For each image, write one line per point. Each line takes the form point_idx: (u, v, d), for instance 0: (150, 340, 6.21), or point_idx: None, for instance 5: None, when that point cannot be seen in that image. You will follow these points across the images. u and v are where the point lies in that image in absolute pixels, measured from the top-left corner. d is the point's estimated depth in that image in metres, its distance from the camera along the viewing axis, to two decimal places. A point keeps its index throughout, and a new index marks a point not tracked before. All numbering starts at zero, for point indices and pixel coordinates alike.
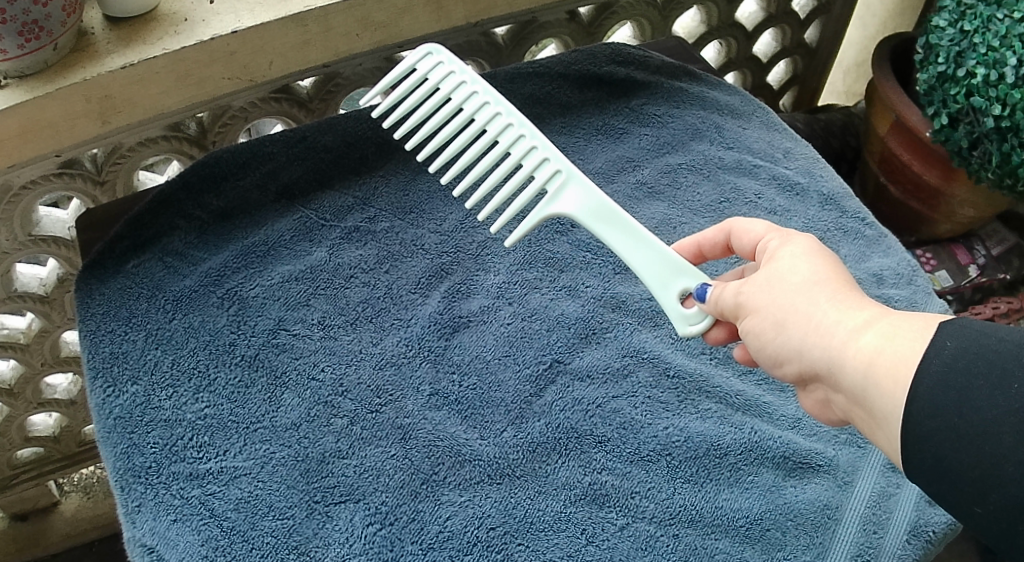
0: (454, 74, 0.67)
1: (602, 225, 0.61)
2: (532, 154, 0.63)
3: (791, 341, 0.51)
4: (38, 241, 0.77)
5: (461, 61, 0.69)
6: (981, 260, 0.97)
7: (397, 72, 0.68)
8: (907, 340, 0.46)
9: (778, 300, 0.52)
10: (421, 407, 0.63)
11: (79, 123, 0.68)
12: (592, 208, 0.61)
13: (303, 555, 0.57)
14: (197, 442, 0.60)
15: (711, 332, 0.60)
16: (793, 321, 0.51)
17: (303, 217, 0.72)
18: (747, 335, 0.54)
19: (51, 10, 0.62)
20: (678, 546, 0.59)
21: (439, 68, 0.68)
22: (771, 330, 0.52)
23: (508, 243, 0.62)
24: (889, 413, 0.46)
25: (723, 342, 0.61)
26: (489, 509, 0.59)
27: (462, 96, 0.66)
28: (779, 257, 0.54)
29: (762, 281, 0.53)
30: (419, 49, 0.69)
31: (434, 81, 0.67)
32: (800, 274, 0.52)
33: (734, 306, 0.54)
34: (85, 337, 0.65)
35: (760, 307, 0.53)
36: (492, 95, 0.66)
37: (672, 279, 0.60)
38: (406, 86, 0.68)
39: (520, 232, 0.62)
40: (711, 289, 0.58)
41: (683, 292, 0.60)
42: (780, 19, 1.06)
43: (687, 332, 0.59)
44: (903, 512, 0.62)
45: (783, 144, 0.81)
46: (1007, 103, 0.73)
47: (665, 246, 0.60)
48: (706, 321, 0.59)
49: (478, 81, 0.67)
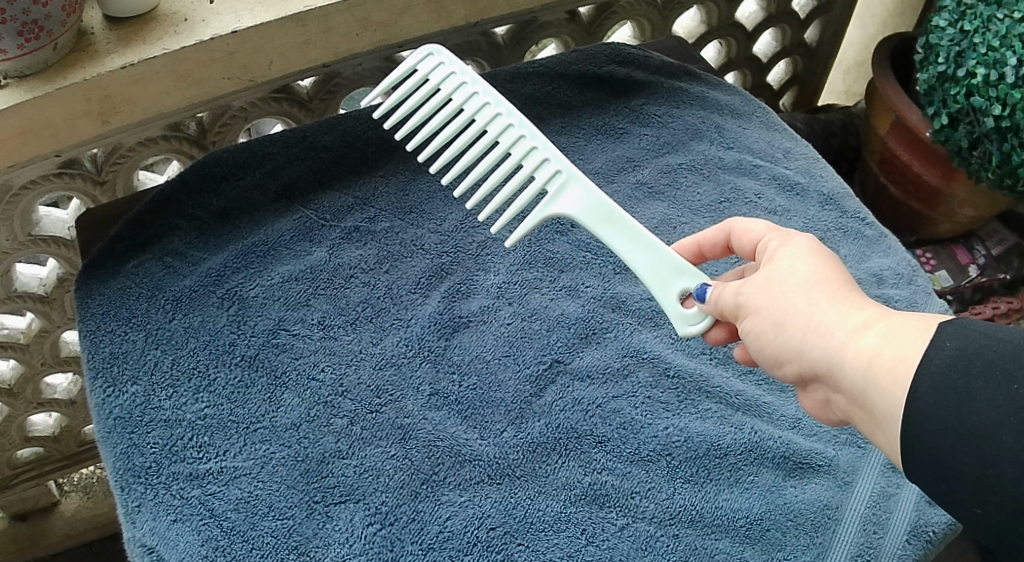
0: (454, 74, 0.67)
1: (602, 226, 0.61)
2: (532, 154, 0.63)
3: (791, 342, 0.51)
4: (38, 241, 0.77)
5: (461, 62, 0.69)
6: (981, 260, 0.97)
7: (398, 72, 0.68)
8: (907, 340, 0.46)
9: (778, 301, 0.52)
10: (421, 407, 0.63)
11: (78, 123, 0.68)
12: (592, 208, 0.61)
13: (303, 555, 0.57)
14: (197, 442, 0.60)
15: (711, 333, 0.60)
16: (793, 321, 0.51)
17: (303, 217, 0.72)
18: (747, 336, 0.54)
19: (51, 10, 0.62)
20: (678, 546, 0.59)
21: (439, 68, 0.68)
22: (771, 331, 0.52)
23: (509, 244, 0.62)
24: (889, 413, 0.46)
25: (723, 342, 0.61)
26: (489, 509, 0.59)
27: (462, 96, 0.66)
28: (778, 257, 0.54)
29: (761, 281, 0.53)
30: (420, 50, 0.69)
31: (434, 81, 0.67)
32: (800, 274, 0.52)
33: (734, 306, 0.54)
34: (85, 337, 0.65)
35: (760, 308, 0.53)
36: (492, 95, 0.66)
37: (672, 278, 0.60)
38: (407, 87, 0.68)
39: (520, 232, 0.62)
40: (711, 290, 0.58)
41: (683, 293, 0.60)
42: (779, 19, 1.06)
43: (687, 332, 0.59)
44: (903, 512, 0.62)
45: (783, 144, 0.81)
46: (1007, 103, 0.73)
47: (665, 246, 0.60)
48: (706, 321, 0.59)
49: (479, 81, 0.67)
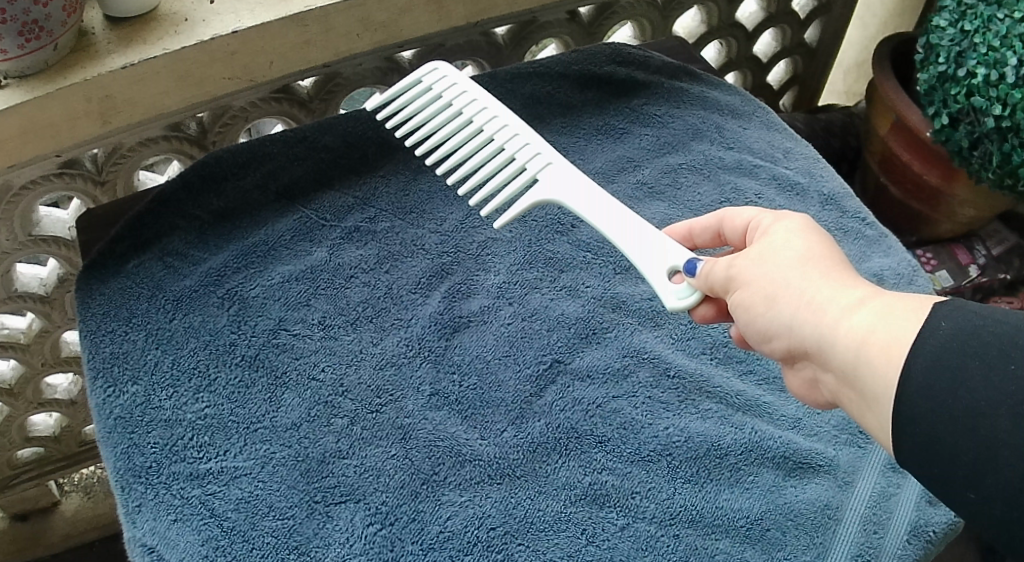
0: (457, 85, 0.71)
1: (587, 208, 0.63)
2: (525, 149, 0.66)
3: (781, 316, 0.51)
4: (38, 241, 0.77)
5: (464, 76, 0.73)
6: (981, 260, 0.96)
7: (404, 83, 0.72)
8: (900, 319, 0.46)
9: (769, 275, 0.52)
10: (422, 407, 0.63)
11: (78, 123, 0.68)
12: (577, 193, 0.63)
13: (303, 555, 0.57)
14: (197, 442, 0.60)
15: (697, 310, 0.60)
16: (784, 296, 0.51)
17: (303, 218, 0.72)
18: (738, 309, 0.54)
19: (51, 10, 0.62)
20: (678, 546, 0.59)
21: (442, 80, 0.72)
22: (762, 305, 0.53)
23: (503, 223, 0.62)
24: (881, 394, 0.46)
25: (712, 320, 0.60)
26: (489, 509, 0.59)
27: (464, 102, 0.70)
28: (772, 234, 0.54)
29: (754, 257, 0.54)
30: (426, 65, 0.73)
31: (438, 90, 0.71)
32: (793, 249, 0.52)
33: (725, 280, 0.55)
34: (85, 338, 0.65)
35: (751, 281, 0.53)
36: (491, 101, 0.70)
37: (659, 253, 0.60)
38: (412, 96, 0.72)
39: (513, 214, 0.62)
40: (702, 264, 0.58)
41: (670, 267, 0.60)
42: (779, 19, 1.06)
43: (676, 306, 0.58)
44: (903, 512, 0.62)
45: (783, 145, 0.81)
46: (1007, 103, 0.73)
47: (644, 221, 0.62)
48: (695, 297, 0.58)
49: (480, 91, 0.71)
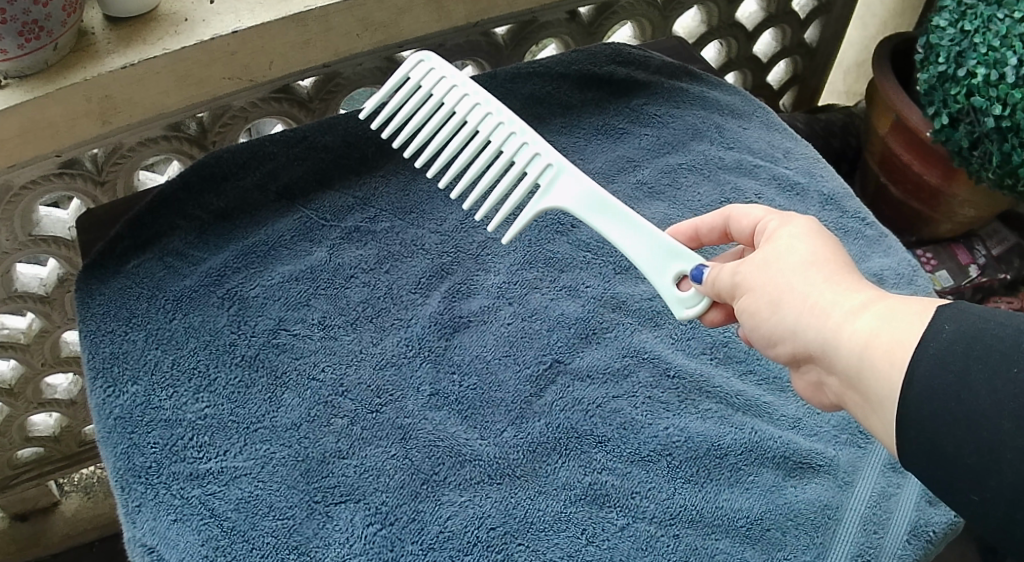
0: (446, 79, 0.69)
1: (601, 217, 0.62)
2: (523, 150, 0.64)
3: (785, 321, 0.52)
4: (38, 241, 0.77)
5: (451, 65, 0.69)
6: (981, 260, 0.96)
7: (390, 82, 0.69)
8: (903, 322, 0.46)
9: (773, 279, 0.52)
10: (422, 407, 0.63)
11: (78, 123, 0.68)
12: (585, 199, 0.62)
13: (303, 554, 0.57)
14: (197, 442, 0.60)
15: (706, 315, 0.60)
16: (788, 301, 0.51)
17: (303, 218, 0.72)
18: (742, 314, 0.55)
19: (51, 10, 0.62)
20: (678, 546, 0.59)
21: (430, 75, 0.69)
22: (766, 310, 0.53)
23: (507, 240, 0.63)
24: (885, 397, 0.46)
25: (720, 324, 0.61)
26: (489, 509, 0.58)
27: (455, 99, 0.67)
28: (776, 237, 0.54)
29: (758, 261, 0.54)
30: (411, 58, 0.70)
31: (427, 87, 0.68)
32: (797, 254, 0.52)
33: (731, 287, 0.55)
34: (85, 337, 0.65)
35: (755, 286, 0.53)
36: (482, 94, 0.67)
37: (665, 259, 0.61)
38: (401, 95, 0.69)
39: (516, 229, 0.63)
40: (709, 271, 0.58)
41: (678, 272, 0.61)
42: (779, 19, 1.06)
43: (683, 315, 0.60)
44: (903, 513, 0.62)
45: (783, 145, 0.81)
46: (1007, 103, 0.72)
47: (650, 225, 0.61)
48: (702, 304, 0.60)
49: (469, 84, 0.68)
